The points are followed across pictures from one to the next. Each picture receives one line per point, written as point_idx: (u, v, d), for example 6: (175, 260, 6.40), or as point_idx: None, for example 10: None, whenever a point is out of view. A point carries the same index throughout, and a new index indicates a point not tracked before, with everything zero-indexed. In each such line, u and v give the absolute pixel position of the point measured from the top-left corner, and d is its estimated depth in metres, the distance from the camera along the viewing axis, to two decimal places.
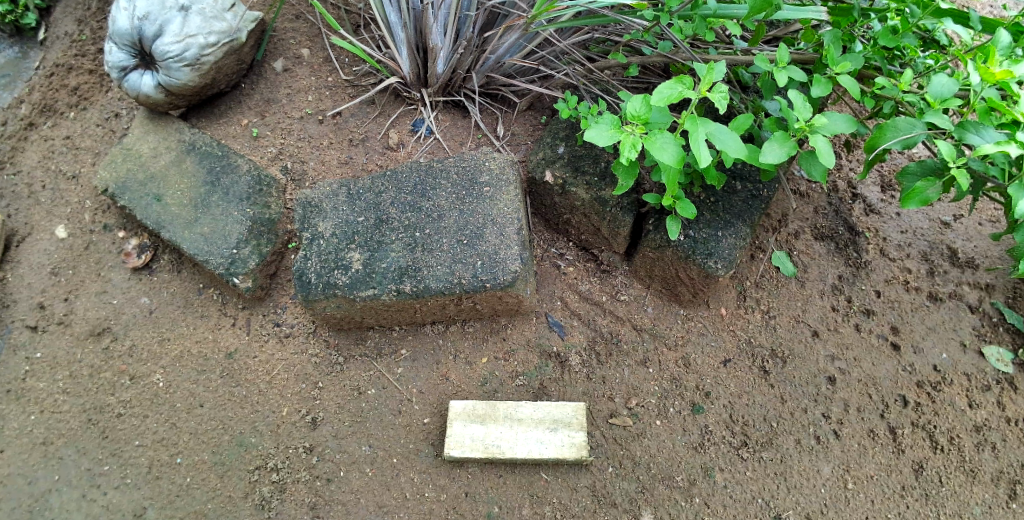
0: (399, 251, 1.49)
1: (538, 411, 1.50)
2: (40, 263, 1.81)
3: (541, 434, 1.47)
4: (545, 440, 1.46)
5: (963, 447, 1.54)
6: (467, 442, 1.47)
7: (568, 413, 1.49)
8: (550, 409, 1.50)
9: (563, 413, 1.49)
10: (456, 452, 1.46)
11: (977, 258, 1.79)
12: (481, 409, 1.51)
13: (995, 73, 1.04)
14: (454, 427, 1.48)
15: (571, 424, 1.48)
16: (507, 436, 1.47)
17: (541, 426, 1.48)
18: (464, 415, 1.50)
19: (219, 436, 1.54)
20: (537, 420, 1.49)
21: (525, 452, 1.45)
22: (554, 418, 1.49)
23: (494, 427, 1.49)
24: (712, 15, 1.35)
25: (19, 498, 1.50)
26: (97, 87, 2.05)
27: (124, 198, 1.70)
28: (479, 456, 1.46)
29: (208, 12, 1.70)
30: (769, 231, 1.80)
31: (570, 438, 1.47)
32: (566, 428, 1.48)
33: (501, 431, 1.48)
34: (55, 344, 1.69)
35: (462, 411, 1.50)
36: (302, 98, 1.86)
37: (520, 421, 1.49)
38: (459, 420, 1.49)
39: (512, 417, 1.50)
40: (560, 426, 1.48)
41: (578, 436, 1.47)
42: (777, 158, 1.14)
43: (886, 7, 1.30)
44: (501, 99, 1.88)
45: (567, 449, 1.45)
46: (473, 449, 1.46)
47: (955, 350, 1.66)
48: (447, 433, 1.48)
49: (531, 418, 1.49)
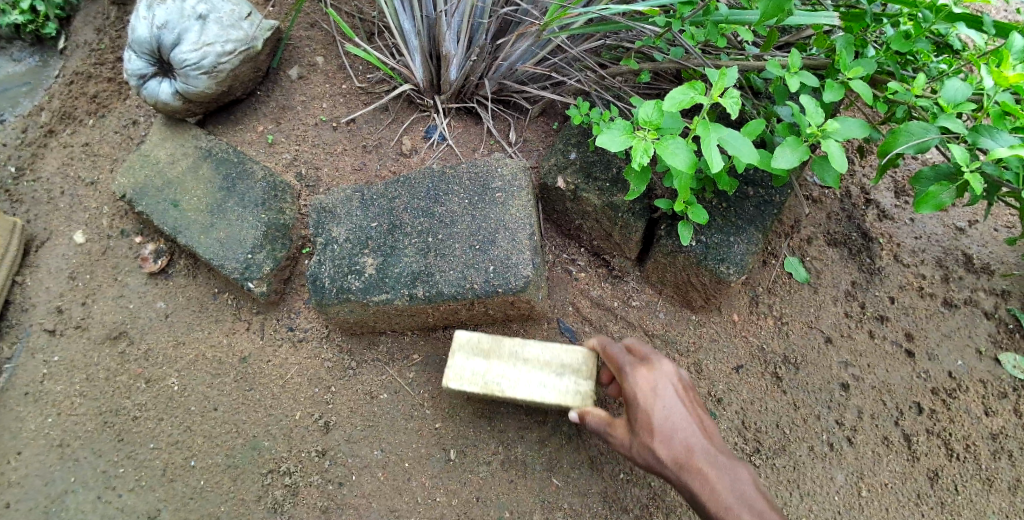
0: (412, 256, 1.51)
1: (546, 352, 1.41)
2: (58, 268, 1.84)
3: (545, 377, 1.39)
4: (549, 384, 1.38)
5: (980, 456, 1.53)
6: (466, 375, 1.40)
7: (579, 359, 1.41)
8: (561, 352, 1.42)
9: (573, 359, 1.41)
10: (454, 384, 1.39)
11: (993, 264, 1.77)
12: (485, 342, 1.43)
13: (1007, 77, 1.03)
14: (455, 357, 1.41)
15: (580, 372, 1.39)
16: (510, 374, 1.40)
17: (547, 369, 1.40)
18: (465, 346, 1.42)
19: (233, 439, 1.55)
20: (544, 362, 1.41)
21: (526, 393, 1.38)
22: (562, 362, 1.40)
23: (496, 363, 1.41)
24: (725, 21, 1.35)
25: (37, 499, 1.53)
26: (116, 95, 2.09)
27: (141, 203, 1.73)
28: (477, 391, 1.38)
29: (225, 21, 1.73)
30: (782, 236, 1.79)
31: (578, 386, 1.38)
32: (575, 374, 1.39)
33: (504, 369, 1.40)
34: (71, 347, 1.71)
35: (466, 343, 1.42)
36: (317, 105, 1.89)
37: (525, 359, 1.41)
38: (461, 352, 1.42)
39: (517, 355, 1.42)
40: (569, 372, 1.40)
41: (585, 384, 1.38)
42: (789, 163, 1.13)
43: (899, 13, 1.31)
44: (514, 105, 1.89)
45: (572, 397, 1.37)
46: (472, 383, 1.39)
47: (970, 357, 1.65)
48: (448, 363, 1.41)
49: (539, 358, 1.41)
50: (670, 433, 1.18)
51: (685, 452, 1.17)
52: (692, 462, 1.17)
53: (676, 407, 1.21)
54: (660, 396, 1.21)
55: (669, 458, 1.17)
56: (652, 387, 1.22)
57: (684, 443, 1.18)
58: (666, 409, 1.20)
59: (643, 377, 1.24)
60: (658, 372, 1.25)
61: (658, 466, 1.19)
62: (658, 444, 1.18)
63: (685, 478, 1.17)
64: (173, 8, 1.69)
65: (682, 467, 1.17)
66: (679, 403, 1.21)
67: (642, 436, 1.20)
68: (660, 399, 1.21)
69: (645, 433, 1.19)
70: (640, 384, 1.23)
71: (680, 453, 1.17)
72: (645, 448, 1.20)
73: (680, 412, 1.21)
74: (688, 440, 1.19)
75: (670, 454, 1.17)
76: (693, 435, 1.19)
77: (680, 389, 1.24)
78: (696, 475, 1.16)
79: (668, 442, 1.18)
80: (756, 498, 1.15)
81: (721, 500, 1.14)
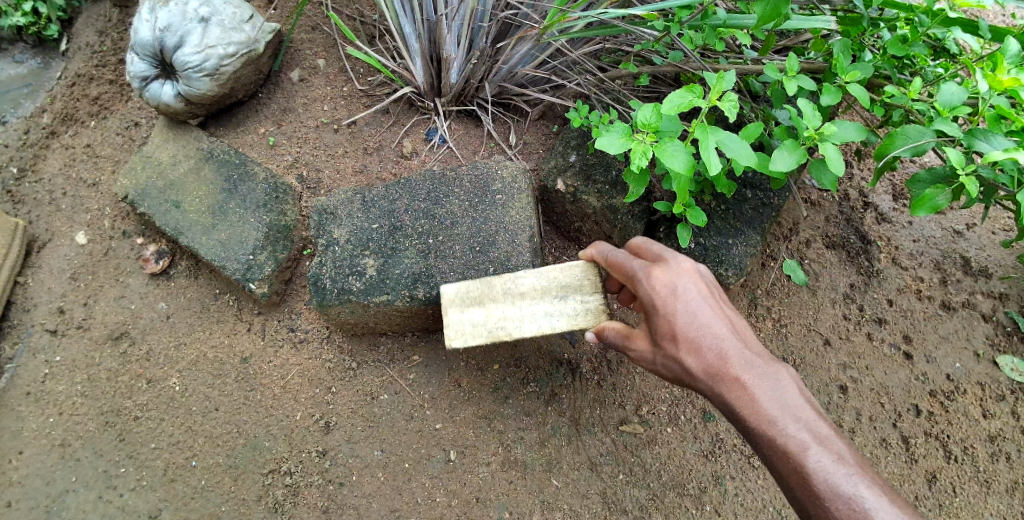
0: (412, 258, 1.52)
1: (540, 280, 1.37)
2: (60, 268, 1.85)
3: (548, 306, 1.35)
4: (556, 312, 1.34)
5: (978, 458, 1.54)
6: (467, 329, 1.33)
7: (578, 275, 1.37)
8: (556, 274, 1.37)
9: (571, 278, 1.36)
10: (459, 342, 1.32)
11: (991, 267, 1.78)
12: (474, 289, 1.37)
13: (1002, 81, 1.04)
14: (448, 314, 1.35)
15: (583, 289, 1.35)
16: (510, 314, 1.34)
17: (547, 298, 1.35)
18: (455, 299, 1.36)
19: (234, 439, 1.56)
20: (542, 290, 1.36)
21: (535, 328, 1.33)
22: (561, 284, 1.36)
23: (495, 307, 1.35)
24: (723, 25, 1.34)
25: (39, 498, 1.54)
26: (118, 96, 2.09)
27: (144, 204, 1.74)
28: (484, 341, 1.33)
29: (227, 24, 1.74)
30: (781, 239, 1.80)
31: (585, 304, 1.34)
32: (579, 293, 1.35)
33: (503, 310, 1.35)
34: (72, 348, 1.72)
35: (456, 297, 1.36)
36: (318, 108, 1.90)
37: (522, 293, 1.36)
38: (453, 307, 1.35)
39: (511, 292, 1.36)
40: (571, 292, 1.35)
41: (592, 301, 1.34)
42: (787, 165, 1.14)
43: (895, 17, 1.31)
44: (514, 108, 1.90)
45: (583, 317, 1.33)
46: (477, 335, 1.33)
47: (968, 359, 1.66)
48: (445, 324, 1.34)
49: (536, 288, 1.36)
50: (696, 340, 1.09)
51: (714, 359, 1.08)
52: (726, 371, 1.07)
53: (701, 309, 1.11)
54: (682, 299, 1.11)
55: (698, 368, 1.09)
56: (672, 291, 1.12)
57: (717, 349, 1.08)
58: (690, 315, 1.10)
59: (661, 280, 1.14)
60: (677, 273, 1.14)
61: (687, 378, 1.11)
62: (682, 353, 1.10)
63: (716, 389, 1.07)
64: (175, 11, 1.71)
65: (712, 376, 1.08)
66: (704, 305, 1.11)
67: (664, 348, 1.12)
68: (682, 303, 1.11)
69: (668, 344, 1.11)
70: (658, 289, 1.13)
71: (709, 362, 1.08)
72: (671, 360, 1.12)
73: (707, 315, 1.11)
74: (719, 346, 1.09)
75: (698, 362, 1.08)
76: (723, 340, 1.09)
77: (703, 287, 1.14)
78: (728, 384, 1.06)
79: (696, 351, 1.09)
80: (803, 407, 1.03)
81: (761, 411, 1.03)
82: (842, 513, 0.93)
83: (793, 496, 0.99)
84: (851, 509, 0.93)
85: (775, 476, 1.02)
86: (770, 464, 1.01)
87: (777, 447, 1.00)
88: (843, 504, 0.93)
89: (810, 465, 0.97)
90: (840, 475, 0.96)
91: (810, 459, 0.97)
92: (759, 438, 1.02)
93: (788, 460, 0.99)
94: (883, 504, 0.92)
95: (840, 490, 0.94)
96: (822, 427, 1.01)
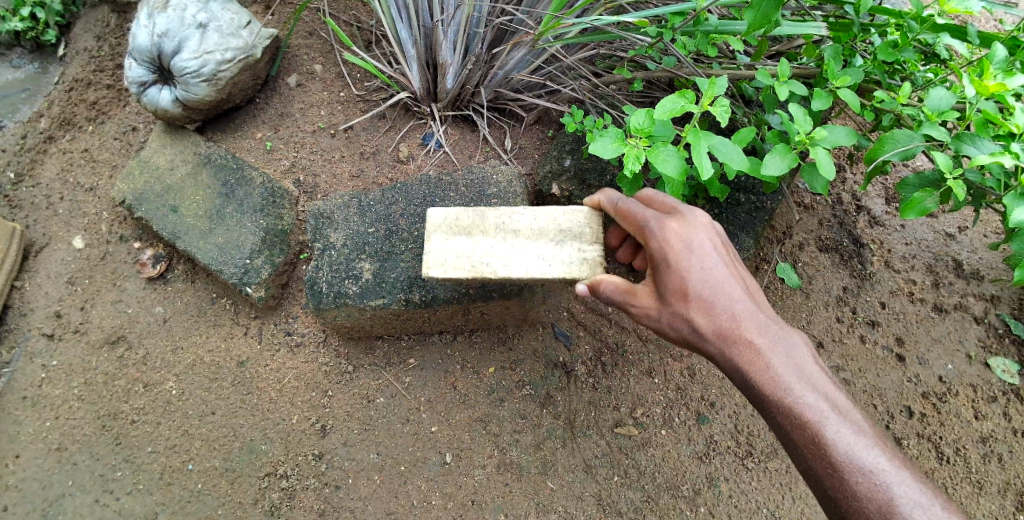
0: (409, 261, 1.53)
1: (538, 222, 1.34)
2: (57, 273, 1.86)
3: (542, 249, 1.31)
4: (548, 256, 1.30)
5: (970, 459, 1.55)
6: (450, 260, 1.30)
7: (579, 222, 1.34)
8: (555, 218, 1.34)
9: (571, 225, 1.33)
10: (437, 272, 1.29)
11: (983, 270, 1.79)
12: (465, 219, 1.35)
13: (988, 86, 1.06)
14: (434, 242, 1.32)
15: (582, 237, 1.32)
16: (499, 251, 1.31)
17: (542, 241, 1.32)
18: (444, 228, 1.34)
19: (231, 443, 1.57)
20: (538, 232, 1.33)
21: (523, 270, 1.29)
22: (559, 229, 1.33)
23: (483, 241, 1.32)
24: (715, 30, 1.39)
25: (35, 503, 1.54)
26: (116, 101, 2.10)
27: (141, 209, 1.75)
28: (464, 275, 1.29)
29: (225, 30, 1.76)
30: (774, 242, 1.81)
31: (581, 253, 1.30)
32: (576, 241, 1.32)
33: (492, 246, 1.32)
34: (69, 352, 1.73)
35: (445, 225, 1.34)
36: (315, 113, 1.91)
37: (516, 232, 1.33)
38: (440, 234, 1.33)
39: (504, 229, 1.34)
40: (569, 239, 1.32)
41: (590, 252, 1.31)
42: (778, 170, 1.16)
43: (886, 23, 1.33)
44: (510, 113, 1.92)
45: (576, 266, 1.29)
46: (458, 268, 1.30)
47: (960, 361, 1.67)
48: (427, 251, 1.32)
49: (531, 229, 1.33)
50: (711, 300, 1.09)
51: (727, 321, 1.08)
52: (737, 333, 1.08)
53: (716, 269, 1.11)
54: (697, 255, 1.11)
55: (709, 328, 1.09)
56: (687, 245, 1.12)
57: (729, 310, 1.09)
58: (704, 272, 1.10)
59: (676, 234, 1.13)
60: (693, 227, 1.14)
61: (696, 339, 1.10)
62: (695, 312, 1.09)
63: (729, 352, 1.07)
64: (173, 17, 1.72)
65: (725, 338, 1.08)
66: (718, 263, 1.12)
67: (674, 305, 1.11)
68: (697, 259, 1.11)
69: (679, 301, 1.11)
70: (673, 242, 1.13)
71: (722, 324, 1.08)
72: (679, 318, 1.11)
73: (721, 274, 1.11)
74: (732, 308, 1.09)
75: (710, 322, 1.09)
76: (738, 302, 1.10)
77: (718, 245, 1.14)
78: (742, 348, 1.07)
79: (708, 310, 1.09)
80: (817, 376, 1.05)
81: (777, 378, 1.04)
82: (862, 486, 0.94)
83: (806, 467, 1.00)
84: (870, 482, 0.94)
85: (787, 446, 1.02)
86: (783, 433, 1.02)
87: (791, 413, 1.01)
88: (861, 475, 0.95)
89: (828, 435, 0.98)
90: (859, 447, 0.97)
91: (828, 430, 0.98)
92: (773, 405, 1.03)
93: (804, 429, 0.99)
94: (902, 477, 0.94)
95: (859, 463, 0.96)
96: (837, 398, 1.03)
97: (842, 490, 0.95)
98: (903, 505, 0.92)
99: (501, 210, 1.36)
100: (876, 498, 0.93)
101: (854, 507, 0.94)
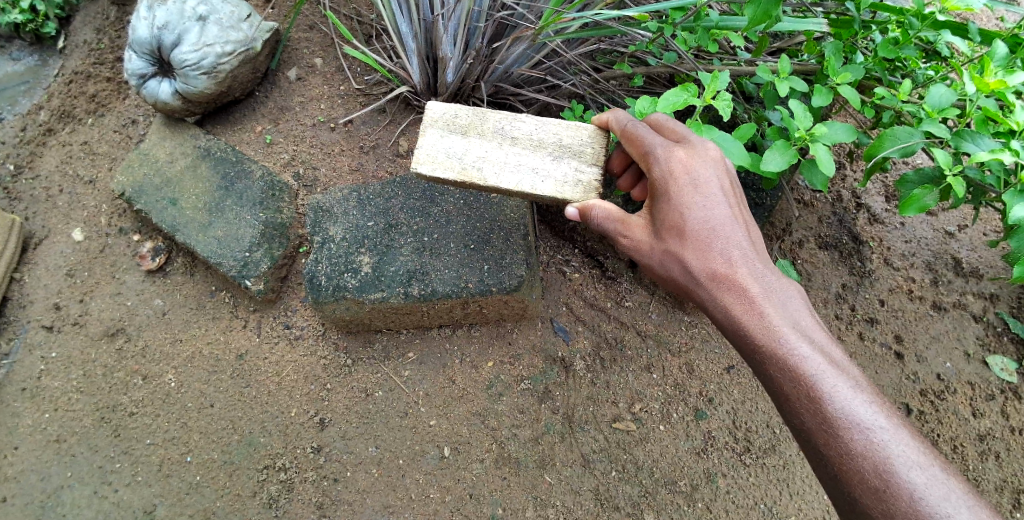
0: (407, 255, 1.54)
1: (538, 133, 1.34)
2: (56, 265, 1.86)
3: (537, 163, 1.32)
4: (542, 172, 1.31)
5: (967, 456, 1.56)
6: (441, 159, 1.33)
7: (581, 140, 1.33)
8: (556, 132, 1.34)
9: (574, 143, 1.33)
10: (426, 168, 1.32)
11: (982, 268, 1.79)
12: (464, 119, 1.36)
13: (989, 83, 1.06)
14: (428, 137, 1.35)
15: (581, 160, 1.32)
16: (492, 159, 1.33)
17: (539, 155, 1.33)
18: (440, 124, 1.35)
19: (230, 436, 1.57)
20: (536, 143, 1.33)
21: (514, 182, 1.31)
22: (559, 145, 1.33)
23: (479, 146, 1.34)
24: (716, 26, 1.37)
25: (33, 494, 1.55)
26: (115, 94, 2.09)
27: (140, 201, 1.75)
28: (453, 177, 1.32)
29: (225, 23, 1.75)
30: (774, 239, 1.81)
31: (577, 174, 1.31)
32: (574, 160, 1.32)
33: (487, 153, 1.33)
34: (68, 344, 1.73)
35: (441, 121, 1.35)
36: (315, 106, 1.90)
37: (513, 140, 1.34)
38: (435, 129, 1.35)
39: (502, 135, 1.34)
40: (567, 156, 1.33)
41: (587, 176, 1.31)
42: (778, 166, 1.15)
43: (887, 20, 1.32)
44: (510, 108, 1.92)
45: (570, 187, 1.30)
46: (449, 169, 1.33)
47: (958, 359, 1.68)
48: (420, 144, 1.34)
49: (530, 139, 1.34)
50: (709, 240, 1.09)
51: (724, 264, 1.08)
52: (732, 277, 1.07)
53: (718, 210, 1.11)
54: (701, 192, 1.10)
55: (702, 269, 1.09)
56: (691, 180, 1.11)
57: (726, 253, 1.09)
58: (704, 211, 1.10)
59: (680, 166, 1.12)
60: (700, 161, 1.13)
61: (688, 279, 1.10)
62: (690, 252, 1.09)
63: (724, 295, 1.07)
64: (173, 10, 1.72)
65: (722, 281, 1.08)
66: (721, 204, 1.11)
67: (670, 243, 1.11)
68: (699, 196, 1.10)
69: (676, 239, 1.11)
70: (678, 176, 1.12)
71: (720, 267, 1.08)
72: (672, 256, 1.11)
73: (722, 215, 1.11)
74: (730, 251, 1.09)
75: (706, 263, 1.09)
76: (739, 247, 1.09)
77: (725, 186, 1.13)
78: (739, 293, 1.06)
79: (704, 251, 1.09)
80: (813, 329, 1.05)
81: (773, 325, 1.03)
82: (857, 444, 0.93)
83: (798, 420, 0.99)
84: (865, 439, 0.93)
85: (777, 396, 1.02)
86: (775, 383, 1.01)
87: (784, 364, 1.00)
88: (854, 432, 0.94)
89: (823, 388, 0.97)
90: (856, 405, 0.96)
91: (824, 385, 0.97)
92: (766, 353, 1.03)
93: (799, 380, 0.99)
94: (901, 437, 0.93)
95: (855, 420, 0.95)
96: (834, 352, 1.02)
97: (835, 445, 0.94)
98: (898, 465, 0.91)
99: (503, 115, 1.37)
100: (870, 456, 0.92)
101: (846, 464, 0.93)
